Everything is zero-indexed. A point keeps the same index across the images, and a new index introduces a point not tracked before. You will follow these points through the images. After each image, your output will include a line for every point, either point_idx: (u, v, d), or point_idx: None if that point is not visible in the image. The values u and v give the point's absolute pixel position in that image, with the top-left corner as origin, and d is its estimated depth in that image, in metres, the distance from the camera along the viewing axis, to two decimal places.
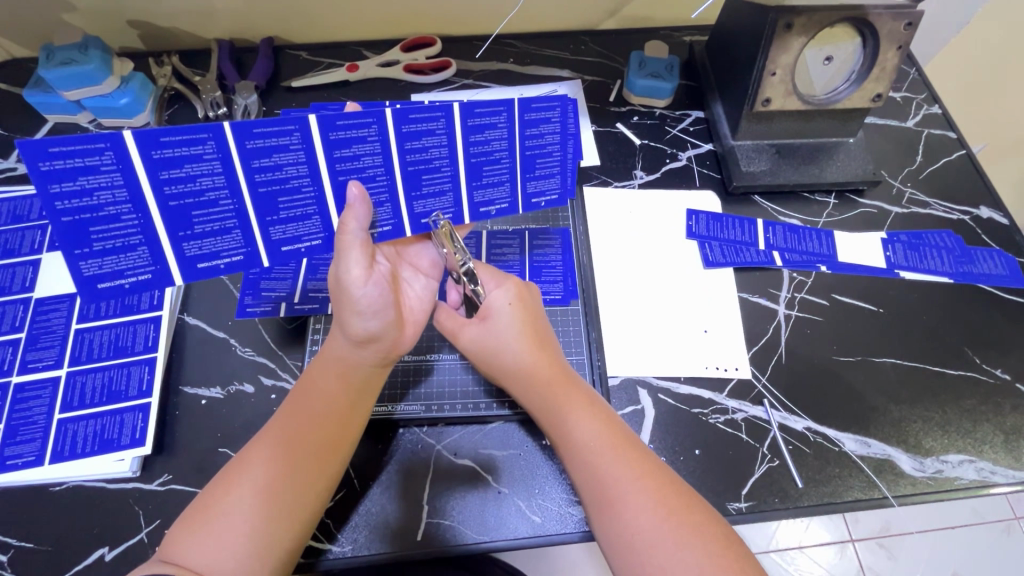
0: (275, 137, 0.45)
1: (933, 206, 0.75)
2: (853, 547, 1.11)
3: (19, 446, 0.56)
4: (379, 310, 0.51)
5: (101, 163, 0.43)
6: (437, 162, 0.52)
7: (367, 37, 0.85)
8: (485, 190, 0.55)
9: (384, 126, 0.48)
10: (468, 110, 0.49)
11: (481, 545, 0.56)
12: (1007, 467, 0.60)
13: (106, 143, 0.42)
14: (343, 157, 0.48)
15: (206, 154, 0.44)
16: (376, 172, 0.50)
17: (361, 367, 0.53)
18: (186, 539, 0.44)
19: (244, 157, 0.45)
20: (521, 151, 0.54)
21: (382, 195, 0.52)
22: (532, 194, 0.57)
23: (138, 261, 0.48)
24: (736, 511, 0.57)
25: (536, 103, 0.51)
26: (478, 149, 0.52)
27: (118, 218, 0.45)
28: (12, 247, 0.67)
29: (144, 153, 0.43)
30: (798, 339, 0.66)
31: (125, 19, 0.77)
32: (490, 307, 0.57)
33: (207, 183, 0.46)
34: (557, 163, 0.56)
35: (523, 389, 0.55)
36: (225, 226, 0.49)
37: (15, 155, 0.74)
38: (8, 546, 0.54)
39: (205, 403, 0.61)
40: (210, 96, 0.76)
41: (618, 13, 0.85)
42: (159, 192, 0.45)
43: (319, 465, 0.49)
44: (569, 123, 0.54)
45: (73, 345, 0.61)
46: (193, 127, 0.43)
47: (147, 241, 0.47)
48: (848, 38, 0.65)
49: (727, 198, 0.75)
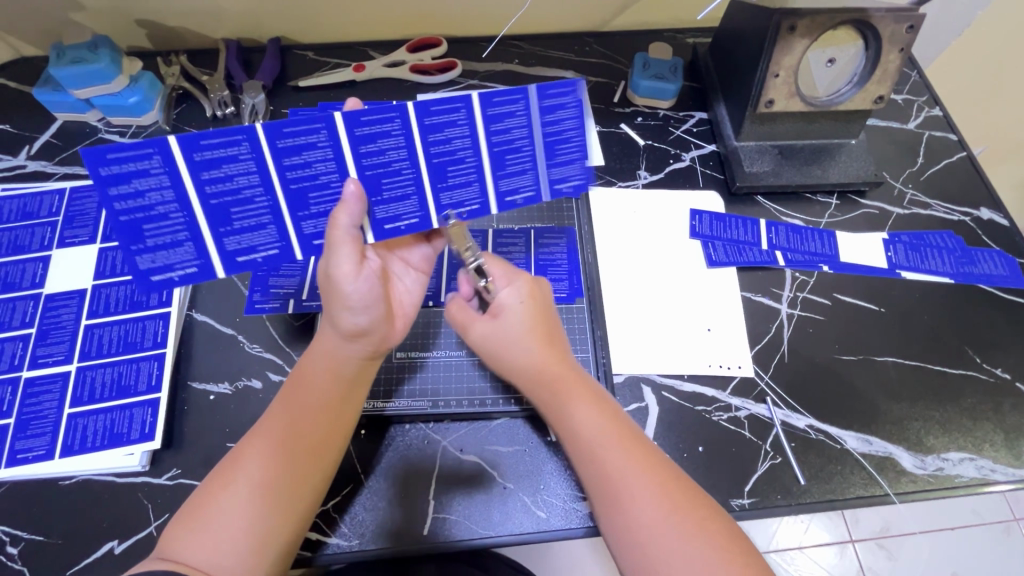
0: (303, 136, 0.47)
1: (934, 207, 0.76)
2: (854, 548, 1.12)
3: (30, 440, 0.57)
4: (369, 305, 0.51)
5: (151, 166, 0.45)
6: (460, 153, 0.52)
7: (374, 38, 0.86)
8: (509, 179, 0.55)
9: (407, 120, 0.49)
10: (487, 99, 0.49)
11: (486, 540, 0.56)
12: (1007, 465, 0.61)
13: (154, 147, 0.44)
14: (369, 152, 0.49)
15: (241, 155, 0.46)
16: (401, 165, 0.51)
17: (351, 359, 0.53)
18: (184, 537, 0.44)
19: (277, 156, 0.47)
20: (542, 138, 0.53)
21: (408, 187, 0.52)
22: (555, 180, 0.56)
23: (184, 256, 0.50)
24: (739, 507, 0.57)
25: (552, 89, 0.50)
26: (500, 138, 0.52)
27: (167, 216, 0.47)
28: (23, 243, 0.67)
29: (187, 156, 0.45)
30: (799, 338, 0.66)
31: (134, 18, 0.77)
32: (501, 305, 0.57)
33: (243, 181, 0.48)
34: (578, 148, 0.54)
35: (531, 385, 0.55)
36: (261, 222, 0.50)
37: (25, 152, 0.75)
38: (19, 538, 0.54)
39: (214, 398, 0.61)
40: (218, 96, 0.77)
41: (622, 14, 0.86)
42: (202, 191, 0.47)
43: (317, 461, 0.50)
44: (586, 106, 0.52)
45: (83, 340, 0.62)
46: (229, 129, 0.45)
47: (193, 237, 0.49)
48: (851, 40, 0.66)
49: (730, 199, 0.75)
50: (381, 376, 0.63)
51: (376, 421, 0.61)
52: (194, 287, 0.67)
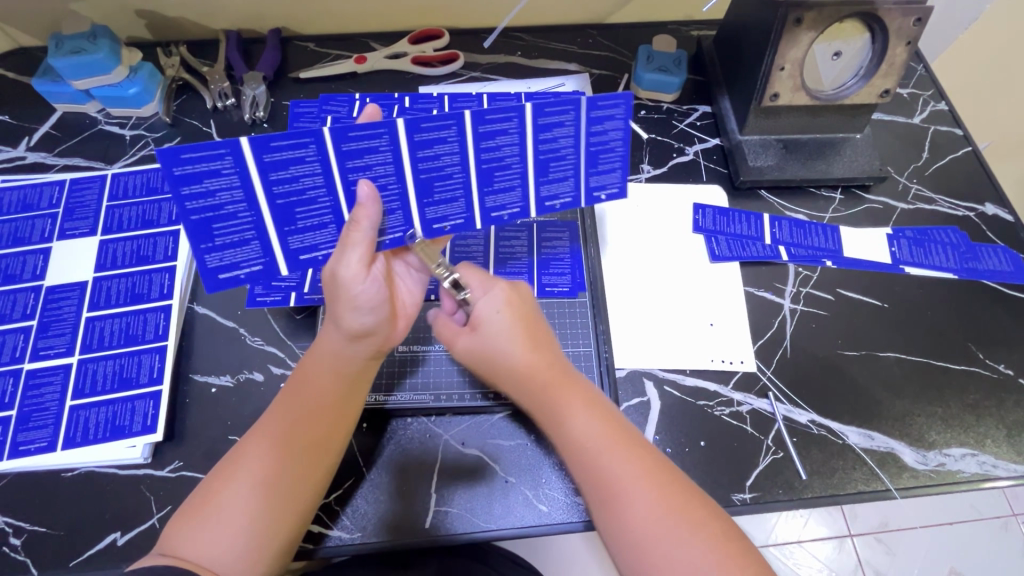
0: (366, 140, 0.48)
1: (939, 202, 0.75)
2: (852, 542, 1.12)
3: (32, 432, 0.57)
4: (377, 306, 0.50)
5: (223, 166, 0.45)
6: (508, 160, 0.53)
7: (374, 29, 0.85)
8: (550, 185, 0.57)
9: (462, 127, 0.50)
10: (540, 110, 0.50)
11: (488, 533, 0.57)
12: (1009, 461, 0.61)
13: (227, 148, 0.45)
14: (425, 157, 0.50)
15: (308, 157, 0.47)
16: (453, 169, 0.52)
17: (356, 361, 0.52)
18: (185, 533, 0.45)
19: (340, 159, 0.48)
20: (586, 146, 0.54)
21: (457, 191, 0.54)
22: (594, 187, 0.58)
23: (251, 254, 0.51)
24: (739, 502, 0.58)
25: (602, 101, 0.51)
26: (546, 146, 0.53)
27: (235, 216, 0.48)
28: (23, 236, 0.67)
29: (257, 158, 0.46)
30: (802, 332, 0.66)
31: (134, 8, 0.77)
32: (479, 317, 0.56)
33: (308, 182, 0.49)
34: (619, 158, 0.56)
35: (524, 392, 0.55)
36: (323, 221, 0.51)
37: (26, 143, 0.75)
38: (22, 530, 0.55)
39: (215, 391, 0.61)
40: (218, 87, 0.77)
41: (625, 7, 0.85)
42: (269, 192, 0.48)
43: (317, 460, 0.49)
44: (630, 120, 0.53)
45: (84, 333, 0.62)
46: (298, 132, 0.46)
47: (259, 236, 0.50)
48: (858, 33, 0.65)
49: (734, 193, 0.75)
50: (385, 369, 0.63)
51: (378, 415, 0.61)
52: (196, 280, 0.67)
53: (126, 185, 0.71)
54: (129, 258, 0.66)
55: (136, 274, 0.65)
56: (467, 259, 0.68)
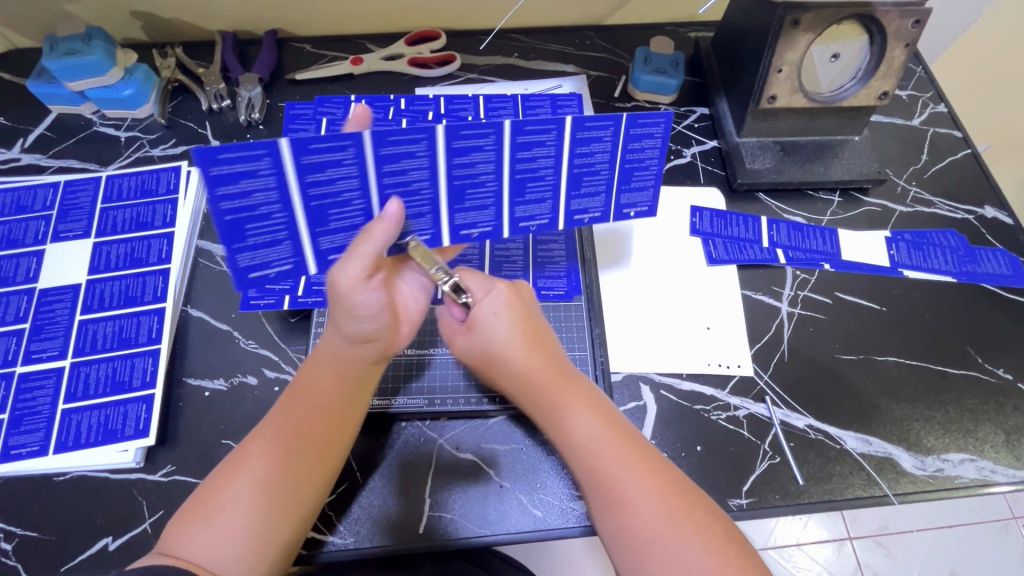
0: (404, 145, 0.47)
1: (938, 205, 0.75)
2: (851, 545, 1.12)
3: (24, 436, 0.56)
4: (375, 315, 0.50)
5: (260, 167, 0.45)
6: (543, 171, 0.54)
7: (371, 30, 0.85)
8: (581, 199, 0.57)
9: (501, 136, 0.50)
10: (579, 123, 0.51)
11: (482, 538, 0.56)
12: (1007, 466, 0.60)
13: (266, 149, 0.44)
14: (462, 164, 0.50)
15: (346, 159, 0.47)
16: (487, 178, 0.52)
17: (359, 365, 0.52)
18: (184, 532, 0.44)
19: (377, 163, 0.48)
20: (622, 162, 0.56)
21: (487, 199, 0.54)
22: (624, 205, 0.59)
23: (282, 255, 0.51)
24: (737, 507, 0.57)
25: (642, 118, 0.53)
26: (582, 160, 0.54)
27: (270, 216, 0.47)
28: (16, 238, 0.67)
29: (296, 159, 0.45)
30: (800, 337, 0.66)
31: (129, 9, 0.77)
32: (478, 318, 0.55)
33: (344, 185, 0.48)
34: (653, 175, 0.57)
35: (523, 391, 0.54)
36: (354, 223, 0.52)
37: (20, 145, 0.74)
38: (13, 535, 0.54)
39: (208, 394, 0.61)
40: (214, 88, 0.76)
41: (622, 9, 0.85)
42: (305, 193, 0.48)
43: (319, 462, 0.49)
44: (667, 141, 0.56)
45: (77, 336, 0.61)
46: (338, 134, 0.45)
47: (292, 236, 0.50)
48: (855, 35, 0.65)
49: (732, 195, 0.74)
50: (390, 372, 0.62)
51: (378, 420, 0.61)
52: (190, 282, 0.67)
53: (120, 188, 0.71)
54: (122, 261, 0.66)
55: (131, 277, 0.65)
56: (463, 264, 0.68)
